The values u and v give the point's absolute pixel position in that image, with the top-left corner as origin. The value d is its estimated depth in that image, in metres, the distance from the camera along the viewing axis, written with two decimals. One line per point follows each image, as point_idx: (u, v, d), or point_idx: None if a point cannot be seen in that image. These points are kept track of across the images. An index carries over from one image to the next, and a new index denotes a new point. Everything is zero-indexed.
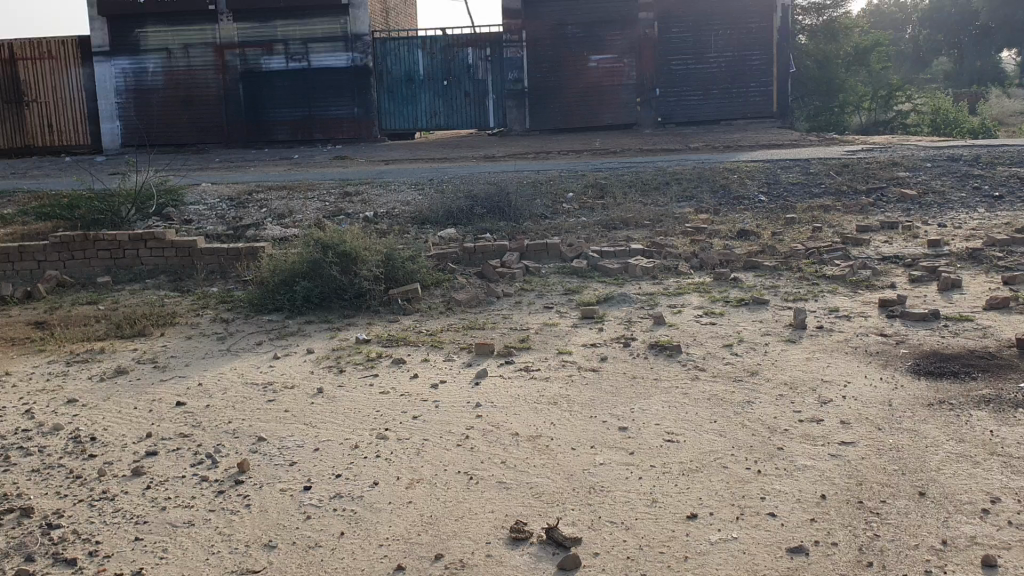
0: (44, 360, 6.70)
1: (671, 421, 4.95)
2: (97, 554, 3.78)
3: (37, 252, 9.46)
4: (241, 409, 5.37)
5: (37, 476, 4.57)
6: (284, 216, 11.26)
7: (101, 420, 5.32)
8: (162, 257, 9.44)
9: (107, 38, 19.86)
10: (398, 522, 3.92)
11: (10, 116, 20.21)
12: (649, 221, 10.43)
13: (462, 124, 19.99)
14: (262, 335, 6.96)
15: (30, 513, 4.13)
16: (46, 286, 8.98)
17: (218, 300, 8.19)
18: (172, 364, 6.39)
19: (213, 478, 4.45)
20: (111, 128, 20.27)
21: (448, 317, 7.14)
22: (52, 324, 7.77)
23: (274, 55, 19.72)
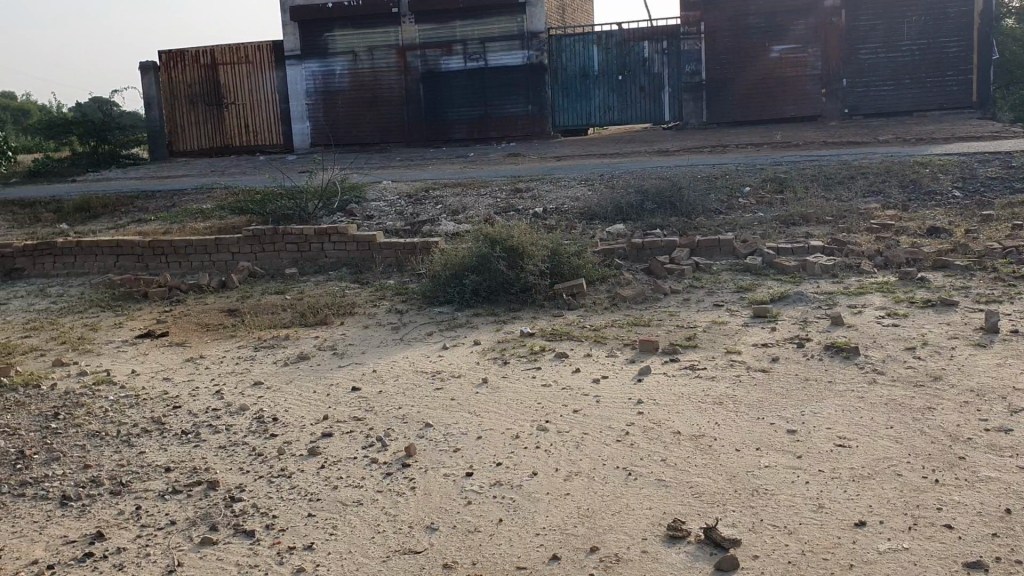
0: (234, 345, 7.19)
1: (844, 425, 4.75)
2: (273, 528, 4.01)
3: (232, 245, 10.13)
4: (410, 397, 5.56)
5: (223, 452, 4.91)
6: (458, 212, 11.56)
7: (281, 402, 5.65)
8: (343, 250, 9.89)
9: (298, 42, 21.01)
10: (555, 513, 3.95)
11: (213, 117, 21.85)
12: (831, 217, 10.02)
13: (636, 118, 19.84)
14: (432, 325, 7.18)
15: (216, 486, 4.44)
16: (240, 277, 9.61)
17: (394, 292, 8.51)
18: (349, 352, 6.69)
19: (382, 460, 4.64)
20: (301, 128, 21.40)
21: (613, 313, 7.13)
22: (242, 312, 8.30)
23: (452, 56, 20.26)
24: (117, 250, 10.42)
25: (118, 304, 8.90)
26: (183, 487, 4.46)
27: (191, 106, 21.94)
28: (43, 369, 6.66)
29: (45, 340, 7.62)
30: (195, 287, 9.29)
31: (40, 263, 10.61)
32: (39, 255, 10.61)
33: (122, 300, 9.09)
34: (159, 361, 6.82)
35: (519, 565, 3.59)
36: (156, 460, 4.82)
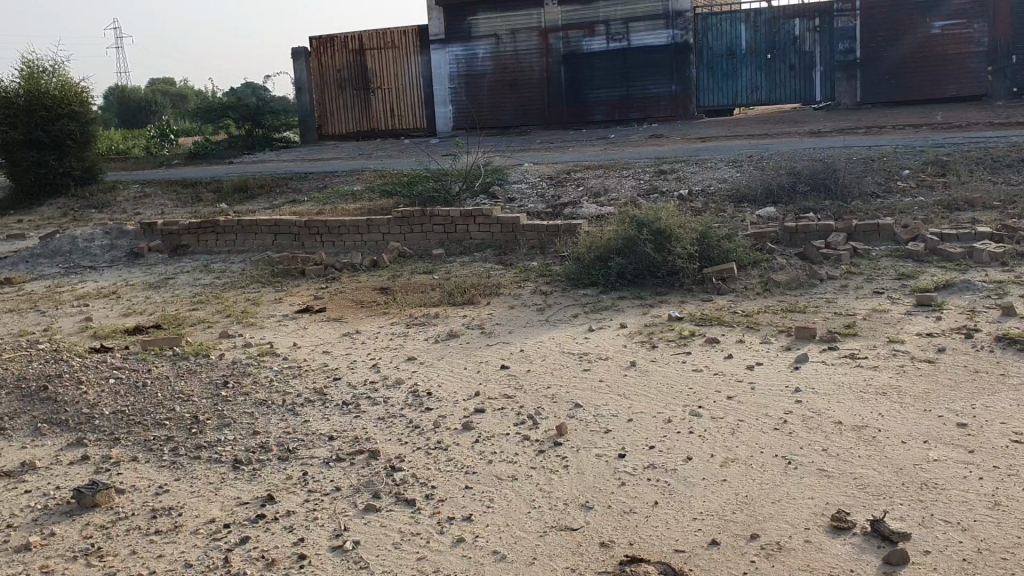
0: (387, 321, 7.40)
1: (1020, 420, 4.49)
2: (433, 498, 4.12)
3: (382, 225, 10.42)
4: (559, 377, 5.60)
5: (382, 423, 5.07)
6: (600, 194, 11.51)
7: (434, 378, 5.78)
8: (488, 232, 10.02)
9: (443, 26, 21.30)
10: (713, 498, 3.90)
11: (360, 101, 22.46)
12: (999, 202, 9.48)
13: (785, 99, 19.26)
14: (579, 307, 7.18)
15: (377, 456, 4.60)
16: (390, 256, 9.87)
17: (539, 273, 8.55)
18: (497, 331, 6.78)
19: (534, 437, 4.69)
20: (444, 112, 21.72)
21: (766, 299, 6.96)
22: (393, 290, 8.52)
23: (595, 36, 20.15)
24: (275, 229, 10.86)
25: (277, 281, 9.30)
26: (346, 455, 4.64)
27: (340, 91, 22.63)
28: (211, 340, 7.03)
29: (212, 313, 8.05)
30: (349, 265, 9.61)
31: (204, 241, 11.18)
32: (203, 233, 11.19)
33: (281, 277, 9.50)
34: (317, 335, 7.10)
35: (678, 547, 3.57)
36: (320, 429, 5.02)
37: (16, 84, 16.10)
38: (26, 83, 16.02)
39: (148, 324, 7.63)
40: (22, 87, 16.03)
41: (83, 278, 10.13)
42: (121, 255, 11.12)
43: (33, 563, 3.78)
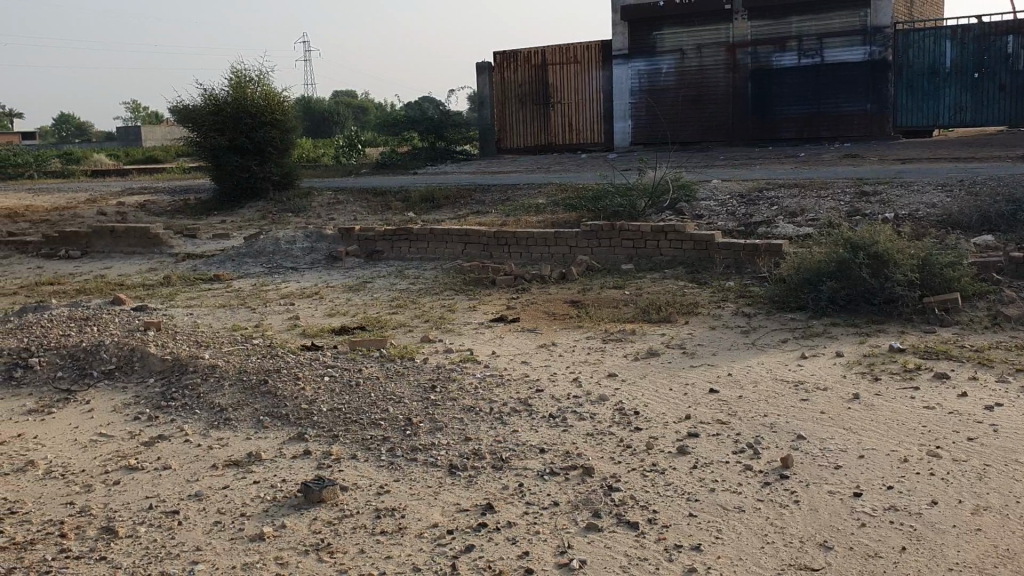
0: (584, 335, 7.32)
1: None
2: (656, 523, 3.99)
3: (571, 239, 10.38)
4: (775, 405, 5.34)
5: (592, 439, 4.98)
6: (797, 214, 11.08)
7: (640, 396, 5.65)
8: (681, 249, 9.81)
9: (627, 42, 21.23)
10: (968, 549, 3.61)
11: (541, 115, 22.63)
12: None
13: (992, 120, 18.12)
14: (787, 332, 6.88)
15: (592, 473, 4.51)
16: (579, 270, 9.83)
17: (738, 294, 8.27)
18: (700, 352, 6.58)
19: (757, 468, 4.47)
20: (623, 126, 21.58)
21: (996, 334, 6.46)
22: (586, 304, 8.46)
23: (786, 51, 19.52)
24: (465, 239, 11.01)
25: (469, 289, 9.42)
26: (561, 470, 4.58)
27: (520, 105, 22.89)
28: (413, 344, 7.16)
29: (410, 317, 8.21)
30: (538, 277, 9.63)
31: (397, 247, 11.47)
32: (396, 240, 11.48)
33: (472, 285, 9.63)
34: (515, 345, 7.10)
35: None
36: (530, 440, 4.98)
37: (226, 92, 17.07)
38: (234, 91, 17.01)
39: (352, 325, 7.86)
40: (231, 95, 17.02)
41: (286, 278, 10.57)
42: (320, 257, 11.54)
43: (268, 554, 3.88)
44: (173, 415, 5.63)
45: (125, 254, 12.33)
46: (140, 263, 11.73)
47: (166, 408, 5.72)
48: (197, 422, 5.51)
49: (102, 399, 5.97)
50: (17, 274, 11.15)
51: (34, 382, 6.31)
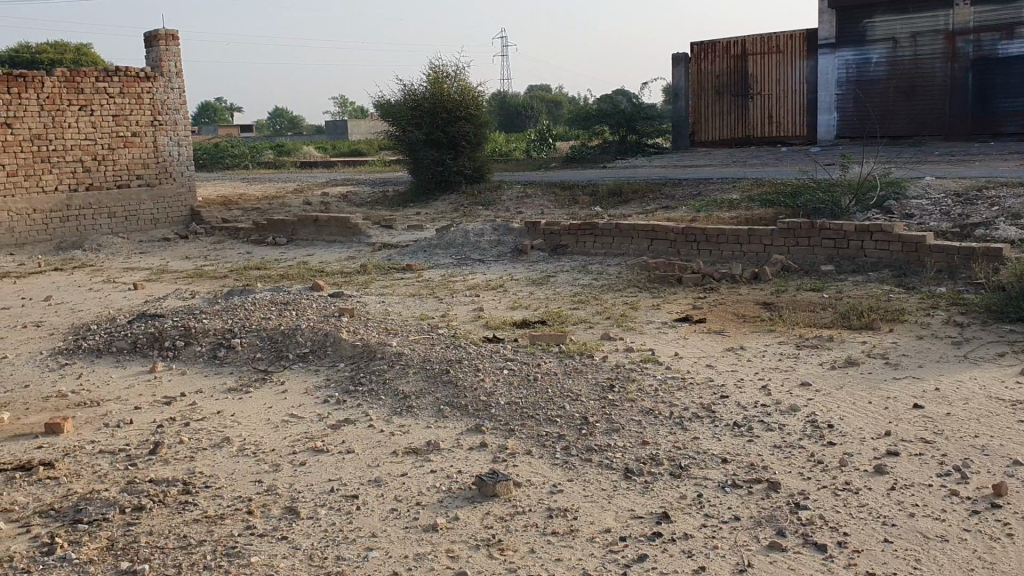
0: (775, 339, 6.97)
1: None
2: (846, 546, 3.70)
3: (765, 237, 9.93)
4: (987, 425, 4.87)
5: (779, 452, 4.70)
6: (1020, 216, 10.16)
7: (835, 408, 5.29)
8: (887, 250, 9.19)
9: (834, 30, 20.17)
10: None
11: (740, 108, 21.94)
12: None
13: None
14: (1005, 346, 6.28)
15: (777, 488, 4.25)
16: (773, 269, 9.39)
17: (950, 301, 7.65)
18: (904, 364, 6.11)
19: (965, 494, 4.07)
20: (828, 120, 20.52)
21: None
22: (779, 307, 8.06)
23: (1014, 39, 18.06)
24: (653, 235, 10.78)
25: (654, 287, 9.21)
26: (743, 483, 4.34)
27: (718, 97, 22.29)
28: (595, 341, 7.05)
29: (593, 313, 8.11)
30: (729, 276, 9.28)
31: (583, 242, 11.38)
32: (582, 234, 11.39)
33: (658, 283, 9.40)
34: (701, 347, 6.85)
35: None
36: (713, 449, 4.76)
37: (423, 88, 17.61)
38: (432, 87, 17.51)
39: (534, 319, 7.84)
40: (428, 91, 17.56)
41: (473, 270, 10.71)
42: (507, 250, 11.62)
43: (440, 546, 3.85)
44: (359, 400, 5.71)
45: (325, 242, 12.86)
46: (338, 251, 12.20)
47: (352, 393, 5.82)
48: (382, 407, 5.58)
49: (295, 380, 6.14)
50: (228, 259, 11.86)
51: (236, 362, 6.57)
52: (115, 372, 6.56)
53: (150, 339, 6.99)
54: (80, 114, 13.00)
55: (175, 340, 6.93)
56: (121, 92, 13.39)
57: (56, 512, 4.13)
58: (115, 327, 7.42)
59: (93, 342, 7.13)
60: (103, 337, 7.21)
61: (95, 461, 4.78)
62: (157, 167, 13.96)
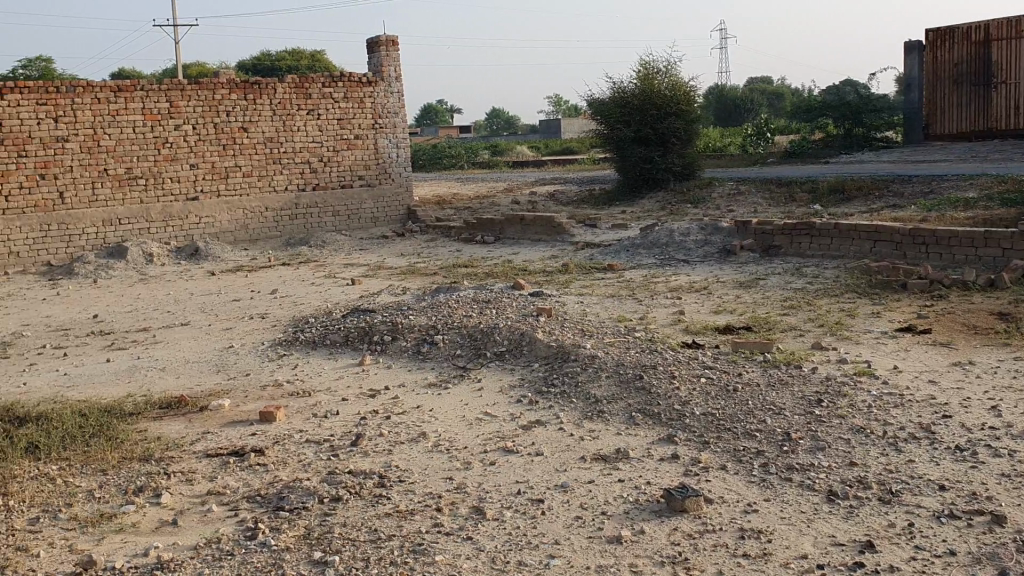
0: (1010, 354, 6.32)
1: None
2: None
3: (1003, 239, 9.06)
4: None
5: (1007, 482, 4.24)
6: None
7: None
8: None
9: None
10: None
11: (981, 97, 20.22)
12: None
13: None
14: None
15: (1003, 523, 3.82)
16: (1012, 275, 8.55)
17: None
18: None
19: None
20: None
21: None
22: (1017, 317, 7.32)
23: None
24: (874, 236, 10.10)
25: (873, 292, 8.62)
26: (962, 514, 3.94)
27: (955, 87, 20.64)
28: (803, 350, 6.67)
29: (803, 320, 7.69)
30: (960, 283, 8.54)
31: (796, 243, 10.86)
32: (796, 235, 10.87)
33: (878, 288, 8.80)
34: (922, 360, 6.32)
35: None
36: (929, 474, 4.36)
37: (634, 85, 17.47)
38: (642, 83, 17.35)
39: (737, 324, 7.54)
40: (639, 88, 17.40)
41: (677, 271, 10.47)
42: (714, 251, 11.26)
43: (623, 559, 3.72)
44: (553, 402, 5.67)
45: (532, 241, 12.98)
46: (543, 250, 12.28)
47: (546, 394, 5.78)
48: (574, 410, 5.51)
49: (492, 379, 6.18)
50: (439, 256, 12.23)
51: (437, 358, 6.70)
52: (326, 363, 6.88)
53: (360, 333, 7.27)
54: (308, 118, 13.86)
55: (383, 335, 7.16)
56: (345, 97, 14.13)
57: (263, 497, 4.36)
58: (330, 321, 7.79)
59: (309, 334, 7.52)
60: (318, 329, 7.58)
61: (301, 449, 5.01)
62: (376, 168, 14.61)
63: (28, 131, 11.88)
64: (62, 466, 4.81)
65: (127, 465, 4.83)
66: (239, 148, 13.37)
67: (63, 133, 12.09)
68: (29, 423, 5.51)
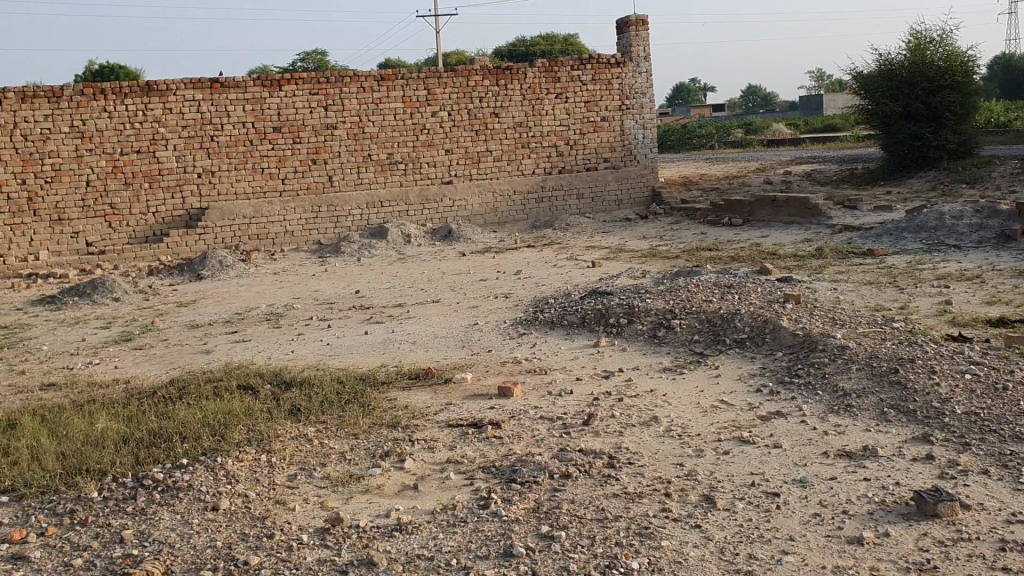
0: None
1: None
2: None
3: None
4: None
5: None
6: None
7: None
8: None
9: None
10: None
11: None
12: None
13: None
14: None
15: None
16: None
17: None
18: None
19: None
20: None
21: None
22: None
23: None
24: None
25: None
26: None
27: None
28: None
29: None
30: None
31: None
32: None
33: None
34: None
35: None
36: None
37: (903, 56, 16.42)
38: (912, 53, 16.25)
39: (1014, 317, 6.83)
40: (908, 59, 16.31)
41: (946, 258, 9.66)
42: (991, 236, 10.27)
43: (863, 561, 3.44)
44: (795, 392, 5.38)
45: (784, 223, 12.43)
46: (795, 233, 11.73)
47: (788, 384, 5.50)
48: (818, 402, 5.21)
49: (730, 366, 5.99)
50: (684, 239, 12.02)
51: (674, 343, 6.58)
52: (564, 343, 6.95)
53: (597, 315, 7.27)
54: (557, 102, 14.06)
55: (620, 317, 7.10)
56: (593, 79, 14.20)
57: (496, 469, 4.50)
58: (569, 302, 7.86)
59: (548, 314, 7.64)
60: (558, 309, 7.68)
61: (536, 425, 5.11)
62: (623, 149, 14.59)
63: (302, 119, 12.91)
64: (320, 428, 5.21)
65: (375, 431, 5.14)
66: (490, 133, 13.81)
67: (332, 121, 13.04)
68: (293, 387, 6.01)
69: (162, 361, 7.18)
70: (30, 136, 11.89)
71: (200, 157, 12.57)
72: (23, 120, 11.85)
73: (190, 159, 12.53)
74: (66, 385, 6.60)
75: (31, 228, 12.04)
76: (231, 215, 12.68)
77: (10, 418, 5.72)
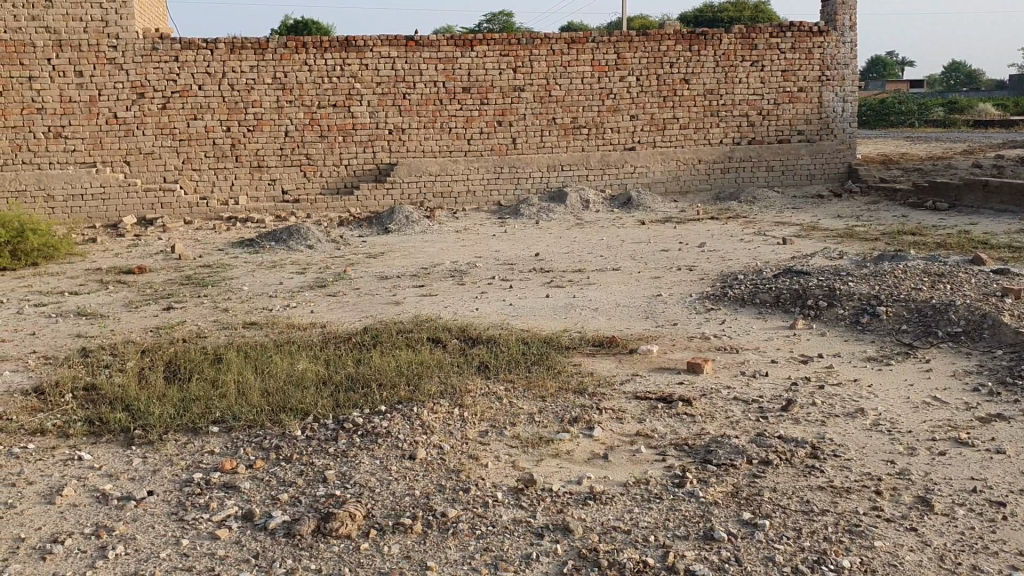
0: None
1: None
2: None
3: None
4: None
5: None
6: None
7: None
8: None
9: None
10: None
11: None
12: None
13: None
14: None
15: None
16: None
17: None
18: None
19: None
20: None
21: None
22: None
23: None
24: None
25: None
26: None
27: None
28: None
29: None
30: None
31: None
32: None
33: None
34: None
35: None
36: None
37: None
38: None
39: None
40: None
41: None
42: None
43: None
44: (1018, 395, 4.97)
45: (995, 211, 11.55)
46: (1009, 222, 10.87)
47: (1010, 386, 5.08)
48: None
49: (942, 361, 5.61)
50: (882, 221, 11.37)
51: (878, 331, 6.22)
52: (756, 322, 6.70)
53: (793, 296, 6.96)
54: (751, 70, 13.53)
55: (818, 300, 6.78)
56: (792, 48, 13.58)
57: (690, 447, 4.37)
58: (760, 279, 7.56)
59: (738, 290, 7.39)
60: (748, 287, 7.41)
61: (730, 406, 4.94)
62: (817, 123, 13.94)
63: (491, 81, 12.99)
64: (510, 387, 5.22)
65: (564, 395, 5.11)
66: (678, 101, 13.48)
67: (520, 83, 13.05)
68: (481, 344, 6.07)
69: (354, 309, 7.42)
70: (236, 87, 12.47)
71: (392, 114, 12.88)
72: (231, 71, 12.44)
73: (382, 115, 12.87)
74: (266, 325, 6.91)
75: (233, 173, 12.70)
76: (418, 172, 12.97)
77: (217, 351, 6.04)
